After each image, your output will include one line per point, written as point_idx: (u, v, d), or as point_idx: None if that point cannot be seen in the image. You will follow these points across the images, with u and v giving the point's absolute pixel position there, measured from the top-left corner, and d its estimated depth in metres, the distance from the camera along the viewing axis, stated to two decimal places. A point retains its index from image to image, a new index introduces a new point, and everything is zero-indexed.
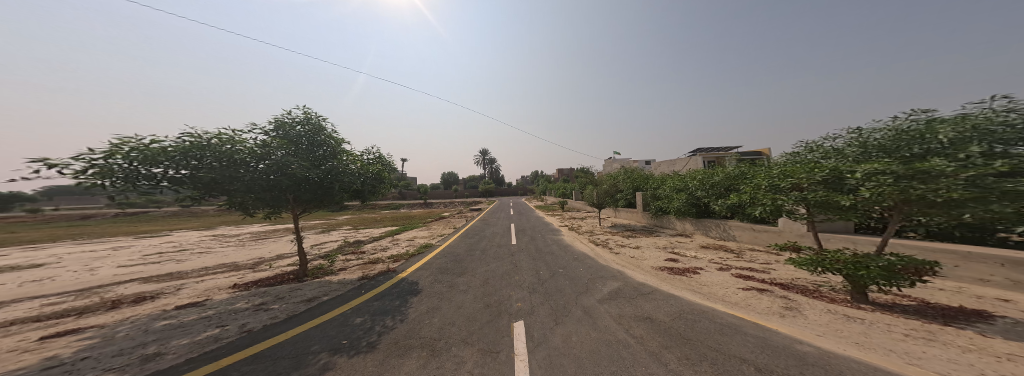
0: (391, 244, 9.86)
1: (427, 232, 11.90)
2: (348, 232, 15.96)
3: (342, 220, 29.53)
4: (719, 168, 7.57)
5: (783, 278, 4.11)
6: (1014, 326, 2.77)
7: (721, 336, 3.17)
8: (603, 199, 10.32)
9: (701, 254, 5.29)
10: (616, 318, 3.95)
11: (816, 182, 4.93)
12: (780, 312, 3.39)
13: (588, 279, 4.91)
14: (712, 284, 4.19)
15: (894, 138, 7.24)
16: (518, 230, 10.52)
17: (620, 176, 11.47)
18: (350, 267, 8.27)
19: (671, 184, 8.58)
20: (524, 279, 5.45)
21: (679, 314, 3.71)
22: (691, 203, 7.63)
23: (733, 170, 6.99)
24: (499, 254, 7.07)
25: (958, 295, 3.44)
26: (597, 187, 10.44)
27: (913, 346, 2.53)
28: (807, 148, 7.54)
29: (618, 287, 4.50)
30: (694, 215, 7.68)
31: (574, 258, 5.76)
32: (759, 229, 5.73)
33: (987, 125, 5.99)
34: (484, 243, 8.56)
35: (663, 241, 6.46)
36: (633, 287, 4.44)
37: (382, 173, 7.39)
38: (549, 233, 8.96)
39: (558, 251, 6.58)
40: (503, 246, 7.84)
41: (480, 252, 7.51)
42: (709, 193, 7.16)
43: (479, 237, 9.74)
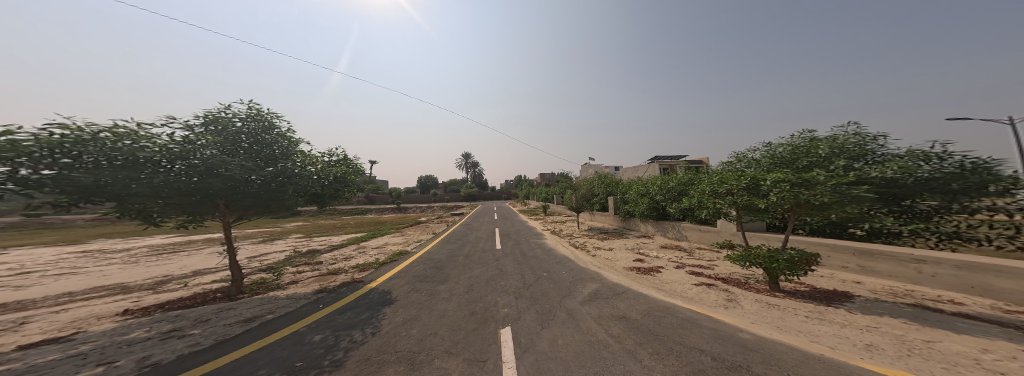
0: (356, 253, 8.89)
1: (398, 238, 11.03)
2: (296, 241, 13.79)
3: (288, 227, 25.33)
4: (672, 174, 8.69)
5: (723, 273, 5.00)
6: (866, 303, 3.93)
7: (683, 330, 3.73)
8: (581, 203, 10.98)
9: (661, 253, 6.07)
10: (596, 317, 4.30)
11: (740, 188, 5.99)
12: (725, 304, 4.14)
13: (570, 281, 5.22)
14: (672, 281, 4.87)
15: (791, 152, 9.18)
16: (501, 234, 10.52)
17: (594, 181, 12.32)
18: (304, 280, 7.23)
19: (636, 189, 9.54)
20: (509, 284, 5.52)
21: (648, 312, 4.22)
22: (653, 207, 8.62)
23: (683, 176, 8.07)
24: (481, 259, 6.99)
25: (833, 280, 4.69)
26: (575, 192, 11.09)
27: (812, 326, 3.45)
28: (736, 158, 9.10)
29: (596, 288, 4.90)
30: (654, 217, 8.72)
31: (556, 262, 6.08)
32: (704, 229, 6.82)
33: (846, 145, 8.01)
34: (464, 248, 8.37)
35: (631, 243, 7.21)
36: (609, 287, 4.88)
37: (347, 175, 6.67)
38: (533, 238, 9.18)
39: (540, 255, 6.83)
40: (485, 251, 7.78)
41: (461, 258, 7.32)
42: (666, 197, 8.18)
43: (457, 242, 9.42)
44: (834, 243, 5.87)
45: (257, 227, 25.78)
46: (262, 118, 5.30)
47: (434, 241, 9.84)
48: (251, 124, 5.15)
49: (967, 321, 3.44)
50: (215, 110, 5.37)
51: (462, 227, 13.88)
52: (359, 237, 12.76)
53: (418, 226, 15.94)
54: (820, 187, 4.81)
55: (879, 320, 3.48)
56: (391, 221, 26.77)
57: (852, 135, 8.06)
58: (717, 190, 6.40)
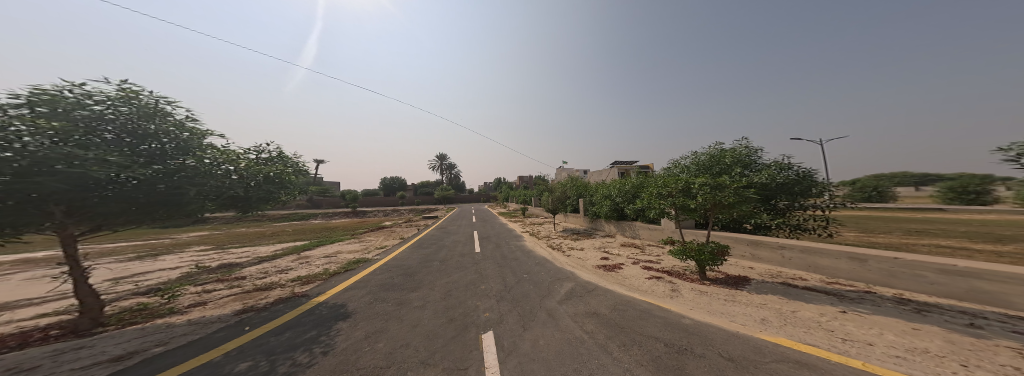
0: (296, 264, 7.32)
1: (353, 245, 9.56)
2: (201, 254, 10.63)
3: (185, 238, 19.24)
4: (628, 178, 9.84)
5: (667, 266, 6.01)
6: (759, 285, 5.30)
7: (641, 321, 4.37)
8: (557, 205, 11.49)
9: (622, 252, 6.90)
10: (573, 315, 4.63)
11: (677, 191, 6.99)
12: (670, 294, 5.00)
13: (549, 282, 5.49)
14: (631, 276, 5.61)
15: (707, 161, 11.32)
16: (481, 237, 10.19)
17: (566, 183, 12.99)
18: (217, 300, 5.64)
19: (600, 192, 10.50)
20: (489, 287, 5.45)
21: (615, 306, 4.79)
22: (613, 208, 9.63)
23: (636, 180, 9.19)
24: (457, 263, 6.68)
25: (738, 268, 6.15)
26: (550, 194, 11.61)
27: (729, 307, 4.50)
28: (672, 164, 10.76)
29: (572, 287, 5.29)
30: (615, 218, 9.79)
31: (533, 262, 6.32)
32: (653, 228, 7.99)
33: (741, 156, 10.31)
34: (436, 253, 7.84)
35: (599, 242, 7.98)
36: (582, 285, 5.33)
37: (282, 175, 5.43)
38: (513, 240, 9.19)
39: (517, 257, 6.93)
40: (461, 255, 7.47)
41: (433, 262, 6.85)
42: (623, 199, 9.23)
43: (427, 247, 8.75)
44: (736, 236, 7.66)
45: (127, 239, 18.76)
46: (143, 103, 3.79)
47: (401, 246, 8.92)
48: (122, 106, 3.59)
49: (812, 293, 5.01)
50: (51, 87, 3.63)
51: (432, 230, 12.94)
52: (299, 245, 10.57)
53: (378, 231, 14.13)
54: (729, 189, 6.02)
55: (768, 298, 4.75)
56: (339, 226, 22.84)
57: (745, 148, 10.41)
58: (661, 193, 7.35)
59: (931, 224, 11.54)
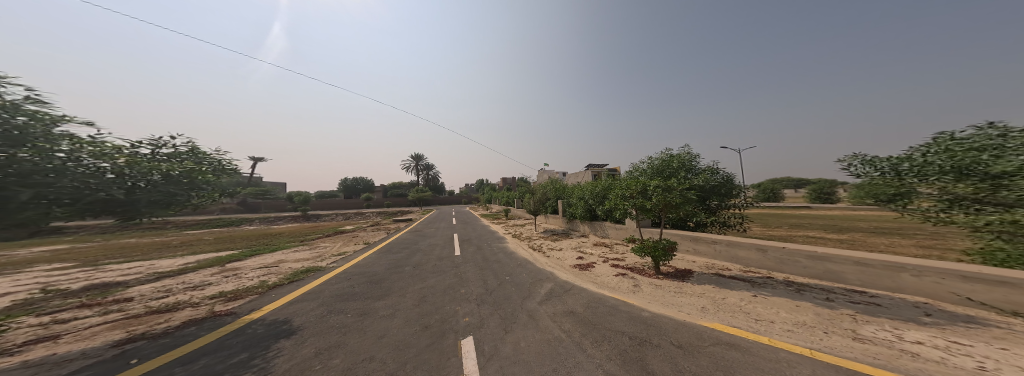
0: (219, 279, 5.92)
1: (303, 252, 8.18)
2: (64, 274, 7.85)
3: (30, 255, 13.87)
4: (599, 180, 10.47)
5: (630, 263, 6.66)
6: (699, 277, 6.25)
7: (610, 317, 4.75)
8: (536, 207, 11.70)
9: (594, 252, 7.41)
10: (552, 315, 4.80)
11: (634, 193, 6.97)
12: (634, 289, 5.55)
13: (530, 283, 5.58)
14: (601, 274, 6.05)
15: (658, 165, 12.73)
16: (464, 239, 9.77)
17: (546, 185, 13.25)
18: (86, 328, 4.11)
19: (576, 194, 10.99)
20: (470, 291, 5.27)
21: (588, 304, 5.11)
22: (587, 209, 10.16)
23: (606, 183, 9.83)
24: (432, 268, 6.28)
25: (684, 262, 7.14)
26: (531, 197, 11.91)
27: (680, 298, 5.20)
28: (633, 167, 11.79)
29: (551, 287, 5.48)
30: (588, 218, 10.36)
31: (511, 265, 6.37)
32: (618, 227, 8.73)
33: (684, 161, 11.89)
34: (407, 258, 7.22)
35: (575, 242, 8.45)
36: (560, 285, 5.55)
37: (197, 174, 3.99)
38: (496, 241, 9.05)
39: (496, 259, 6.84)
40: (436, 259, 7.05)
41: (403, 268, 6.30)
42: (595, 200, 9.79)
43: (397, 251, 8.01)
44: (681, 234, 8.89)
45: None
46: None
47: (365, 252, 7.97)
48: None
49: (736, 280, 6.12)
50: None
51: (401, 234, 11.93)
52: (227, 256, 8.63)
53: (336, 236, 12.40)
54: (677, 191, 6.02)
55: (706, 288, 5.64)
56: (283, 232, 19.47)
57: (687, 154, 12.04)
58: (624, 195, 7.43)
59: (804, 219, 15.24)
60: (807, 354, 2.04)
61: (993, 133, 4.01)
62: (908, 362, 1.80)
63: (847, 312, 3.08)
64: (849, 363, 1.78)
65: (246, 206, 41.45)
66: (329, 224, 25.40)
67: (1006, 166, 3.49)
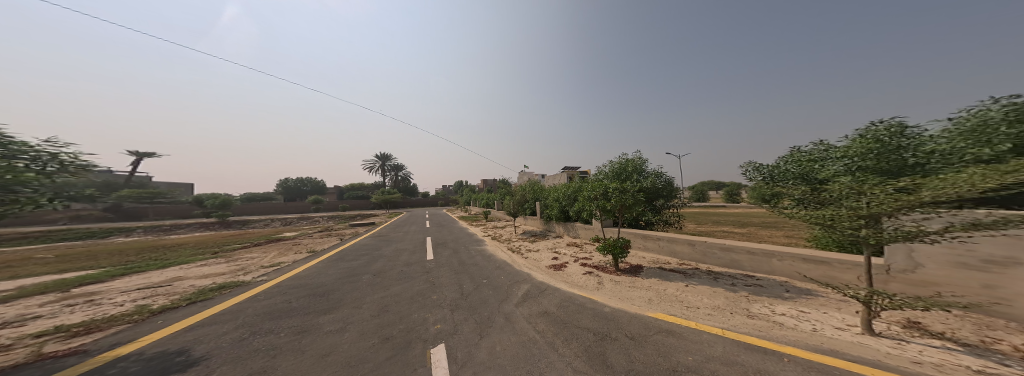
0: (53, 310, 4.24)
1: (217, 268, 6.73)
2: None
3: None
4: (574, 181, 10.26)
5: (597, 261, 6.91)
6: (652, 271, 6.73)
7: (578, 315, 4.83)
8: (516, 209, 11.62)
9: (567, 252, 7.62)
10: (528, 316, 4.62)
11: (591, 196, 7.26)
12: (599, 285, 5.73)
13: (507, 285, 5.51)
14: (572, 273, 6.23)
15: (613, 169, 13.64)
16: (438, 243, 9.33)
17: (525, 187, 12.75)
18: None
19: (551, 195, 10.72)
20: (443, 297, 4.89)
21: (561, 304, 5.16)
22: (562, 211, 9.98)
23: (576, 183, 9.75)
24: (393, 277, 5.73)
25: (637, 258, 7.67)
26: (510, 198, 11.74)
27: None
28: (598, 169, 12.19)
29: (527, 289, 5.48)
30: (562, 220, 10.17)
31: (475, 266, 6.34)
32: (582, 226, 9.00)
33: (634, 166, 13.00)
34: (361, 268, 6.50)
35: (552, 242, 8.66)
36: (536, 287, 5.60)
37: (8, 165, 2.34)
38: (474, 244, 8.81)
39: (462, 261, 6.69)
40: (401, 264, 6.69)
41: (359, 278, 5.72)
42: (566, 201, 9.67)
43: (350, 260, 7.22)
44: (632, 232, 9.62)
45: None
46: None
47: (308, 263, 7.02)
48: None
49: None
50: None
51: (357, 240, 10.88)
52: (86, 279, 6.38)
53: (268, 247, 10.46)
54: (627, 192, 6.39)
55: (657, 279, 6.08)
56: (181, 243, 15.16)
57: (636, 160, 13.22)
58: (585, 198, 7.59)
59: (720, 215, 18.27)
60: (718, 332, 2.37)
61: (819, 148, 5.34)
62: (775, 330, 2.20)
63: (742, 291, 3.68)
64: (742, 336, 2.12)
65: (122, 213, 31.19)
66: (256, 232, 20.98)
67: (826, 173, 4.65)
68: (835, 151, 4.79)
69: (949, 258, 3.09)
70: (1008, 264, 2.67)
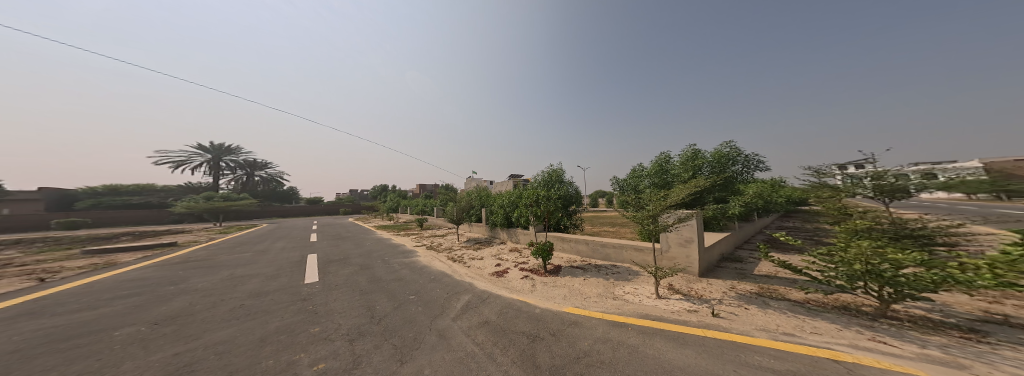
0: None
1: None
2: None
3: None
4: (519, 187, 10.45)
5: (530, 265, 6.29)
6: None
7: (511, 315, 3.43)
8: (460, 216, 11.08)
9: (506, 262, 6.86)
10: (466, 329, 2.95)
11: (526, 204, 7.69)
12: (530, 288, 4.59)
13: (441, 301, 3.99)
14: (511, 281, 5.00)
15: None
16: (336, 259, 7.48)
17: (471, 193, 12.58)
18: None
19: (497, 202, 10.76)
20: (335, 326, 3.10)
21: (502, 310, 3.55)
22: (506, 218, 10.22)
23: (517, 191, 10.01)
24: (198, 327, 3.02)
25: None
26: (455, 203, 11.00)
27: (569, 282, 4.59)
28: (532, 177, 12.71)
29: (468, 300, 3.99)
30: (505, 225, 10.27)
31: (365, 282, 5.18)
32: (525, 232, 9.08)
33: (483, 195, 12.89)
34: (103, 322, 3.16)
35: (496, 250, 8.58)
36: (479, 295, 4.17)
37: None
38: (398, 258, 7.75)
39: (356, 283, 5.17)
40: (239, 298, 4.15)
41: (108, 338, 2.73)
42: (510, 206, 9.89)
43: (74, 313, 3.54)
44: None
45: None
46: None
47: None
48: None
49: None
50: None
51: (127, 272, 6.08)
52: None
53: None
54: (551, 202, 7.09)
55: None
56: None
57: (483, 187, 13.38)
58: (523, 204, 7.98)
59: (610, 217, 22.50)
60: (596, 316, 2.97)
61: (636, 169, 8.87)
62: (627, 306, 3.00)
63: (609, 277, 4.53)
64: (610, 317, 2.75)
65: None
66: None
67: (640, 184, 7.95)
68: (645, 171, 8.16)
69: (678, 240, 4.45)
70: (689, 242, 4.32)
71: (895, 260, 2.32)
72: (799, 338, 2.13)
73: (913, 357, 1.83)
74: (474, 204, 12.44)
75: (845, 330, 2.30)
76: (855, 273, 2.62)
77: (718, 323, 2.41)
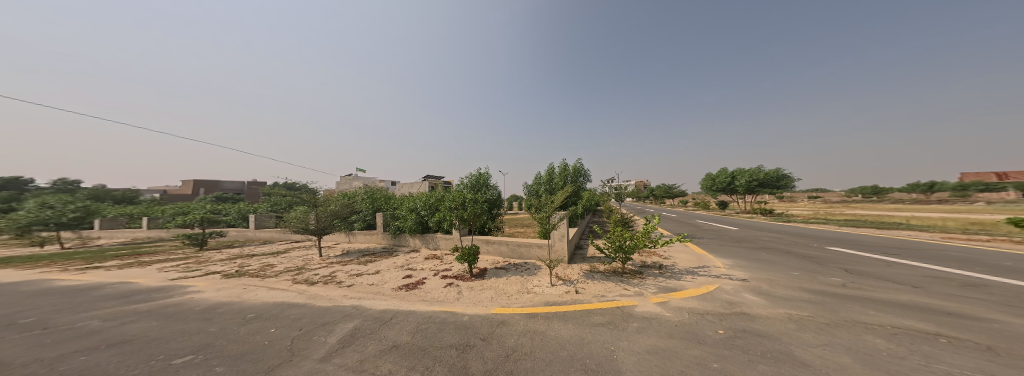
0: None
1: None
2: None
3: None
4: (434, 191, 9.57)
5: (454, 271, 6.02)
6: None
7: (426, 332, 3.14)
8: (327, 224, 7.77)
9: (424, 267, 6.48)
10: (366, 363, 2.38)
11: (456, 207, 7.23)
12: (456, 296, 4.45)
13: (276, 344, 2.67)
14: (432, 291, 4.75)
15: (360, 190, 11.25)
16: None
17: (365, 199, 10.26)
18: None
19: (405, 204, 9.22)
20: None
21: (416, 329, 3.22)
22: (418, 223, 8.81)
23: (439, 194, 9.10)
24: None
25: None
26: (323, 208, 7.64)
27: (491, 283, 4.80)
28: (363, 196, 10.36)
29: (355, 326, 3.18)
30: (419, 232, 8.91)
31: None
32: (444, 237, 8.26)
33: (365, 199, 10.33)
34: None
35: (400, 261, 7.10)
36: (374, 320, 3.40)
37: None
38: (107, 309, 3.80)
39: None
40: None
41: None
42: (427, 210, 8.73)
43: None
44: None
45: None
46: None
47: None
48: None
49: None
50: None
51: None
52: None
53: None
54: (477, 205, 7.05)
55: None
56: None
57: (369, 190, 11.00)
58: (451, 206, 7.38)
59: None
60: (511, 313, 3.44)
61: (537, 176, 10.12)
62: (534, 295, 3.54)
63: (526, 273, 4.98)
64: (525, 309, 3.09)
65: None
66: None
67: (538, 189, 9.35)
68: (542, 178, 9.54)
69: (559, 234, 5.39)
70: (561, 236, 5.40)
71: (626, 242, 4.31)
72: (613, 294, 3.39)
73: (633, 293, 3.45)
74: (359, 209, 9.99)
75: (619, 283, 3.91)
76: (615, 251, 4.41)
77: (582, 298, 3.25)
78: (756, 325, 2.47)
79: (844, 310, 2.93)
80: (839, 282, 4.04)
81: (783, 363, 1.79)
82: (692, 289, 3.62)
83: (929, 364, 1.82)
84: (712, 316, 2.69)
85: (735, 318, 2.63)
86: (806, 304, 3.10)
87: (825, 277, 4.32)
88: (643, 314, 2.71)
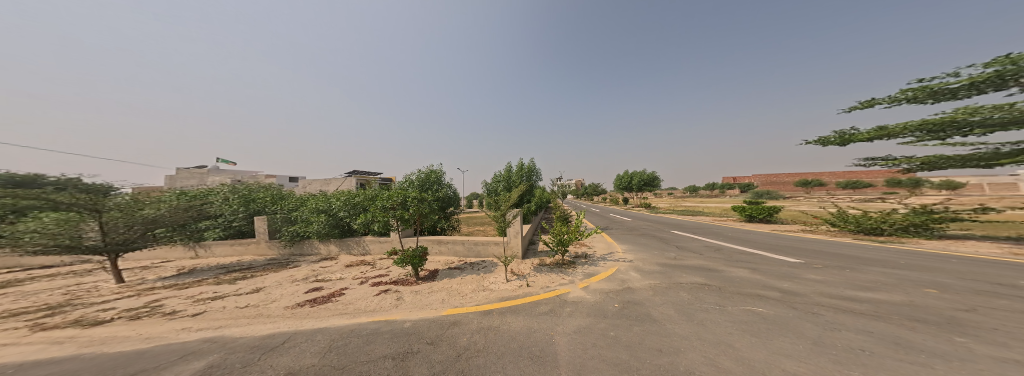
0: None
1: None
2: None
3: None
4: (363, 190, 8.45)
5: (395, 276, 5.55)
6: None
7: (343, 349, 2.78)
8: (133, 235, 5.65)
9: (346, 276, 5.69)
10: None
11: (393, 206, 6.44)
12: (395, 303, 4.11)
13: None
14: (362, 301, 4.26)
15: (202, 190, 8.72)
16: None
17: (236, 200, 8.15)
18: None
19: (309, 206, 7.87)
20: None
21: (330, 347, 2.84)
22: (332, 225, 7.69)
23: (371, 192, 8.14)
24: None
25: None
26: (125, 214, 5.43)
27: (438, 285, 4.62)
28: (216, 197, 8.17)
29: (213, 363, 2.52)
30: (337, 236, 7.79)
31: None
32: (382, 240, 7.45)
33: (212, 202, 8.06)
34: None
35: (303, 273, 6.02)
36: (248, 350, 2.77)
37: None
38: None
39: None
40: None
41: None
42: (350, 212, 7.69)
43: None
44: None
45: None
46: None
47: None
48: None
49: None
50: None
51: None
52: None
53: None
54: (420, 203, 6.49)
55: None
56: None
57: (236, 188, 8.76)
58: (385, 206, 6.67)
59: None
60: (462, 313, 3.41)
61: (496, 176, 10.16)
62: (485, 293, 3.58)
63: (481, 272, 4.96)
64: (482, 307, 3.11)
65: None
66: None
67: (495, 187, 9.47)
68: (499, 176, 9.74)
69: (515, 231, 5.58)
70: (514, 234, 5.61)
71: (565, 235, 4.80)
72: (555, 283, 3.76)
73: (568, 280, 3.89)
74: (212, 213, 7.85)
75: (559, 273, 4.32)
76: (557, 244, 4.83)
77: (531, 290, 3.48)
78: (634, 296, 3.12)
79: (682, 275, 3.99)
80: (702, 254, 5.51)
81: (645, 321, 2.35)
82: (602, 272, 4.30)
83: (727, 304, 2.71)
84: (612, 293, 3.26)
85: (631, 291, 3.30)
86: (681, 272, 4.15)
87: (694, 252, 5.80)
88: (575, 299, 3.09)
